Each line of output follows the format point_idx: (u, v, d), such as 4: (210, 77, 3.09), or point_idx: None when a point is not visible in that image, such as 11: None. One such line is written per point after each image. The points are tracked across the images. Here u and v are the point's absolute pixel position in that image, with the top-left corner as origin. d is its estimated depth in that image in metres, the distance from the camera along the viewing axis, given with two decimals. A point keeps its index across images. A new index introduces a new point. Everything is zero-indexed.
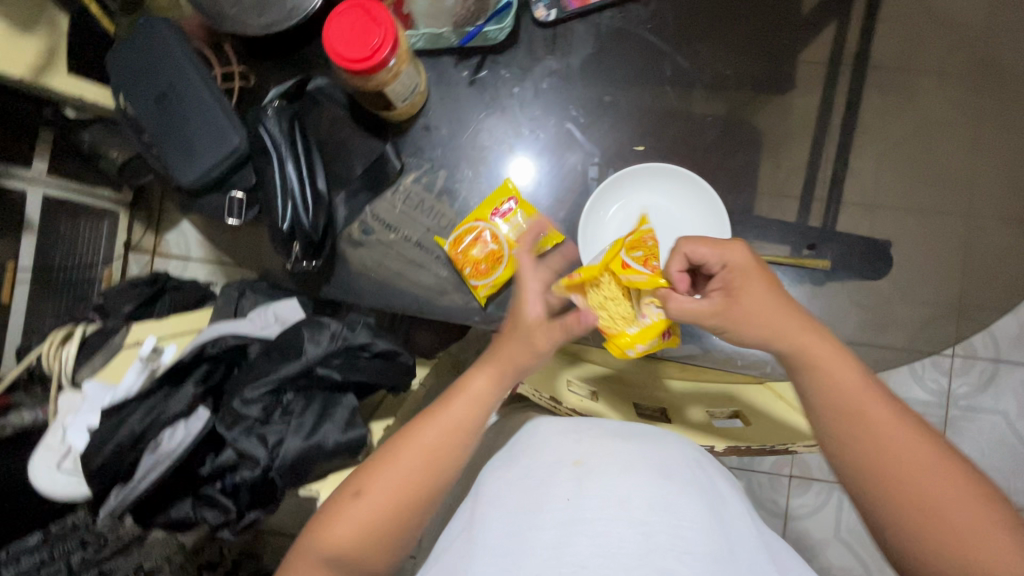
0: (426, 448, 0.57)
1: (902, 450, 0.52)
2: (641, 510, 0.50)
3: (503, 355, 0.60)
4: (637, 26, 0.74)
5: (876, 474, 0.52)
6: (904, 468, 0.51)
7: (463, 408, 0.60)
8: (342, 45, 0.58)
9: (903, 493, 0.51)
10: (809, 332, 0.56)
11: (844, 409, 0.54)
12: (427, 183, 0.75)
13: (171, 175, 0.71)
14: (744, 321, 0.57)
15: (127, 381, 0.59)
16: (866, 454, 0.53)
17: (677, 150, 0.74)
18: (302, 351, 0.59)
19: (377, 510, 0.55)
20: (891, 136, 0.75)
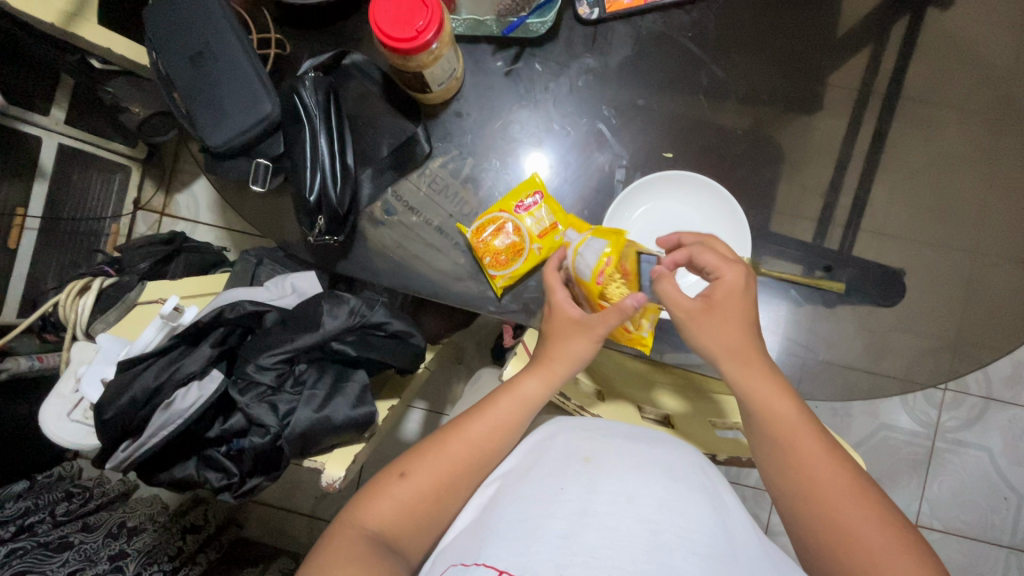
0: (473, 441, 0.61)
1: (830, 480, 0.53)
2: (650, 509, 0.50)
3: (547, 356, 0.63)
4: (678, 33, 0.74)
5: (801, 502, 0.54)
6: (829, 497, 0.53)
7: (511, 405, 0.63)
8: (387, 23, 0.58)
9: (830, 523, 0.52)
10: (754, 357, 0.58)
11: (781, 438, 0.56)
12: (453, 169, 0.75)
13: (199, 136, 0.70)
14: (705, 330, 0.59)
15: (145, 335, 0.58)
16: (802, 484, 0.54)
17: (704, 160, 0.75)
18: (319, 324, 0.59)
19: (420, 493, 0.59)
20: (914, 167, 0.76)
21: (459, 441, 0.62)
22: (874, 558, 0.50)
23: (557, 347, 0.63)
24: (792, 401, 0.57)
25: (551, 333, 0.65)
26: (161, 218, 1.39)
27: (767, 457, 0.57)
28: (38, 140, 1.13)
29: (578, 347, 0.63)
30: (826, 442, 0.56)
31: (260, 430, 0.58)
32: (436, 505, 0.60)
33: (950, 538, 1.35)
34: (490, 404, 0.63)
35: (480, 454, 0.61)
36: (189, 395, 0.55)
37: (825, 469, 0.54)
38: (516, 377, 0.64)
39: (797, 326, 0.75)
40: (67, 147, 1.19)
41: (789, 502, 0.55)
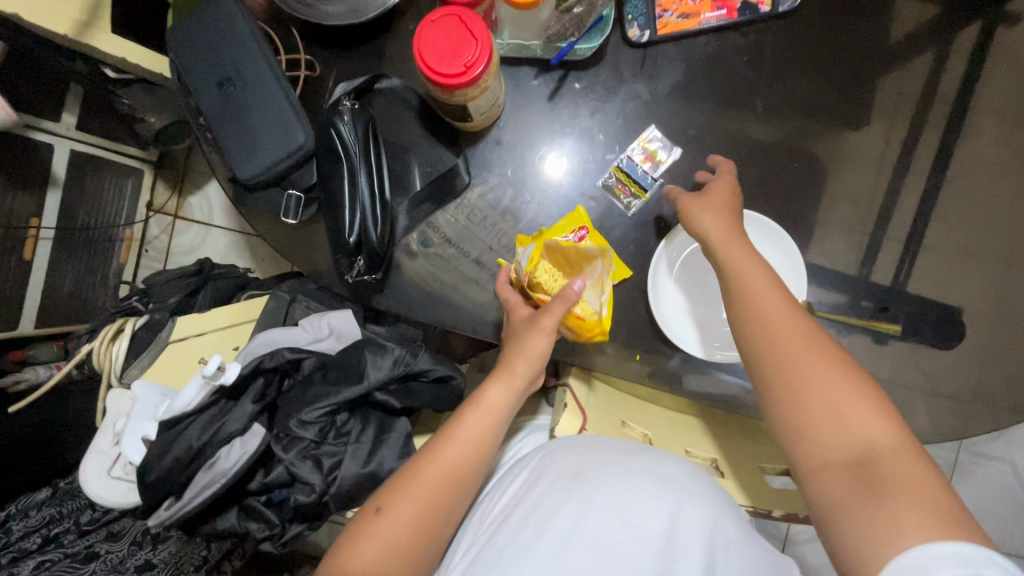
0: (449, 463, 0.55)
1: (817, 371, 0.53)
2: (639, 517, 0.52)
3: (507, 364, 0.60)
4: (732, 56, 0.70)
5: (787, 392, 0.53)
6: (801, 371, 0.53)
7: (478, 420, 0.58)
8: (433, 58, 0.54)
9: (798, 392, 0.53)
10: (733, 236, 0.60)
11: (748, 307, 0.58)
12: (492, 199, 0.72)
13: (228, 167, 0.67)
14: (708, 207, 0.62)
15: (188, 394, 0.54)
16: (778, 357, 0.55)
17: (756, 193, 0.71)
18: (364, 375, 0.57)
19: (404, 529, 0.52)
20: (976, 198, 0.72)
21: (433, 466, 0.55)
22: (851, 424, 0.50)
23: (514, 350, 0.60)
24: (771, 289, 0.58)
25: (512, 335, 0.62)
26: (175, 221, 1.36)
27: (750, 346, 0.57)
28: (50, 147, 1.10)
29: (534, 348, 0.60)
30: (810, 332, 0.55)
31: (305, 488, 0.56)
32: (422, 537, 0.53)
33: None
34: (458, 422, 0.57)
35: (460, 476, 0.56)
36: (233, 454, 0.54)
37: (800, 342, 0.55)
38: (479, 390, 0.60)
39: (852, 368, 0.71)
40: (80, 153, 1.16)
41: (773, 392, 0.54)
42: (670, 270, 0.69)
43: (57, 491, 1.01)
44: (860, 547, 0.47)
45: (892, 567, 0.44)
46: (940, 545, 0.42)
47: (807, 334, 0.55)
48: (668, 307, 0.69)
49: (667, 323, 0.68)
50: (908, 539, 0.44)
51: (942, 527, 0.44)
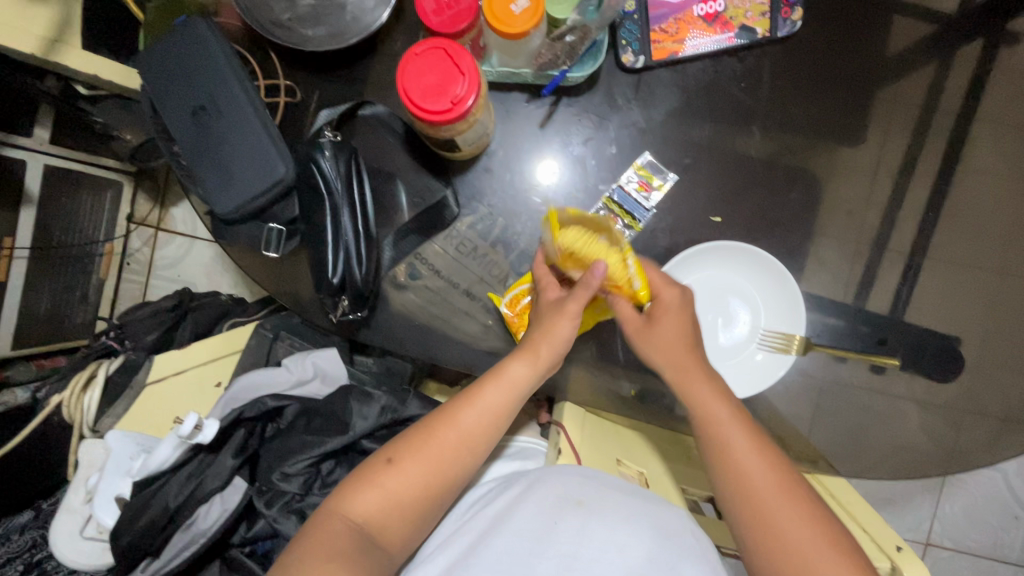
0: (467, 431, 0.53)
1: (797, 535, 0.49)
2: (639, 561, 0.49)
3: (534, 339, 0.56)
4: (730, 82, 0.67)
5: (764, 557, 0.50)
6: (772, 517, 0.50)
7: (499, 395, 0.54)
8: (418, 94, 0.51)
9: (766, 535, 0.50)
10: (700, 366, 0.56)
11: (718, 445, 0.54)
12: (482, 230, 0.69)
13: (205, 200, 0.64)
14: (661, 347, 0.57)
15: (161, 453, 0.51)
16: (748, 497, 0.51)
17: (755, 222, 0.69)
18: (349, 424, 0.55)
19: (412, 482, 0.50)
20: (976, 227, 0.71)
21: (450, 429, 0.53)
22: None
23: (546, 321, 0.57)
24: (742, 431, 0.54)
25: (548, 304, 0.58)
26: (156, 234, 1.32)
27: (724, 492, 0.53)
28: (22, 163, 1.05)
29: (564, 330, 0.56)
30: (786, 477, 0.52)
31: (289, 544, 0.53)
32: (430, 499, 0.51)
33: (960, 557, 1.34)
34: (478, 389, 0.54)
35: (472, 443, 0.53)
36: (212, 512, 0.53)
37: (768, 480, 0.52)
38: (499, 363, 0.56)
39: (850, 402, 0.70)
40: (54, 168, 1.11)
41: (752, 550, 0.51)
42: None
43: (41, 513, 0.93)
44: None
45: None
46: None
47: (784, 482, 0.52)
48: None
49: None
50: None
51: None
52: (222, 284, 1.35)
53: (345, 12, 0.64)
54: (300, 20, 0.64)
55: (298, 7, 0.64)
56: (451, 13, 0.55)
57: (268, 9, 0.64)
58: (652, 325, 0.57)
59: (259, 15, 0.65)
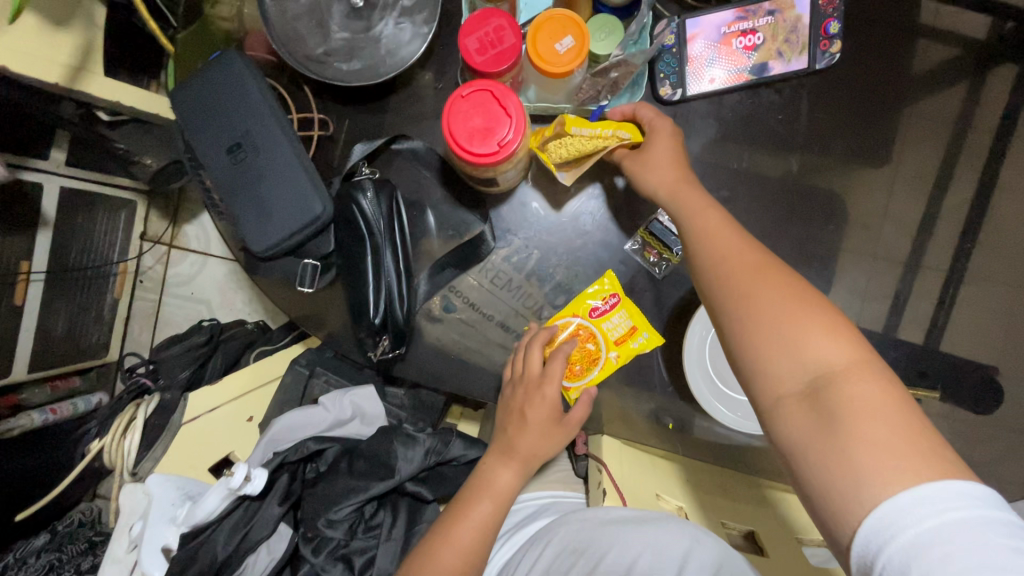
0: (466, 549, 0.52)
1: (777, 305, 0.46)
2: None
3: (524, 445, 0.58)
4: (767, 113, 0.67)
5: (740, 314, 0.48)
6: (761, 308, 0.47)
7: (488, 505, 0.55)
8: (465, 137, 0.51)
9: (752, 315, 0.47)
10: (682, 181, 0.57)
11: (704, 248, 0.52)
12: (517, 262, 0.69)
13: (240, 236, 0.63)
14: (648, 167, 0.58)
15: (208, 502, 0.48)
16: (730, 290, 0.49)
17: (791, 253, 0.69)
18: (394, 469, 0.55)
19: None
20: (1012, 256, 0.70)
21: (448, 549, 0.51)
22: (802, 345, 0.44)
23: (532, 440, 0.58)
24: (739, 241, 0.52)
25: (532, 427, 0.58)
26: (171, 252, 1.32)
27: (707, 280, 0.52)
28: (39, 186, 1.04)
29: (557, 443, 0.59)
30: (765, 263, 0.50)
31: None
32: None
33: None
34: (467, 506, 0.54)
35: (476, 561, 0.52)
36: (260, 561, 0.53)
37: (748, 262, 0.50)
38: (487, 472, 0.57)
39: None
40: (70, 189, 1.11)
41: (733, 325, 0.48)
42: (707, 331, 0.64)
43: (56, 535, 0.90)
44: (828, 472, 0.40)
45: (880, 509, 0.36)
46: (936, 485, 0.35)
47: (760, 266, 0.50)
48: (713, 386, 0.64)
49: (712, 403, 0.63)
50: (896, 481, 0.37)
51: (914, 459, 0.37)
52: (237, 302, 1.33)
53: (380, 46, 0.64)
54: (334, 53, 0.64)
55: (332, 41, 0.64)
56: (494, 52, 0.54)
57: (302, 42, 0.63)
58: (645, 149, 0.59)
59: (290, 48, 0.63)
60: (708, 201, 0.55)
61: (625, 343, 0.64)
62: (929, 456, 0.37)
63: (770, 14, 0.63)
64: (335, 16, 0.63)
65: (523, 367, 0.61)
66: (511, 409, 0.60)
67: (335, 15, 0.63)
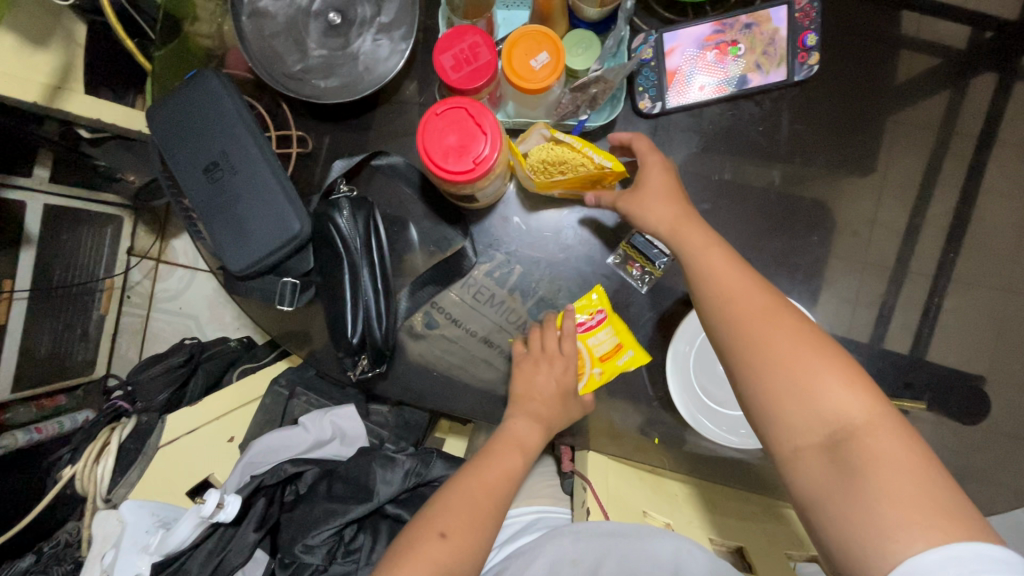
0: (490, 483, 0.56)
1: (790, 353, 0.45)
2: None
3: (540, 406, 0.62)
4: (747, 125, 0.67)
5: (754, 364, 0.46)
6: (776, 355, 0.46)
7: (507, 452, 0.59)
8: (440, 155, 0.51)
9: (766, 362, 0.46)
10: (682, 216, 0.55)
11: (711, 288, 0.50)
12: (499, 277, 0.68)
13: (217, 256, 0.62)
14: (646, 200, 0.56)
15: (180, 531, 0.48)
16: (742, 335, 0.48)
17: (775, 265, 0.68)
18: (373, 491, 0.54)
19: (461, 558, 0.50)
20: (995, 264, 0.70)
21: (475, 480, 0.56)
22: (819, 395, 0.43)
23: (544, 397, 0.62)
24: (747, 281, 0.50)
25: (541, 388, 0.62)
26: (158, 267, 1.30)
27: (715, 324, 0.50)
28: (22, 204, 1.04)
29: (564, 409, 0.62)
30: (775, 305, 0.48)
31: None
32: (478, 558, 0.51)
33: None
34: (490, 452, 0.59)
35: (498, 495, 0.55)
36: None
37: (759, 306, 0.48)
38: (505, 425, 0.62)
39: None
40: (56, 208, 1.10)
41: (745, 370, 0.47)
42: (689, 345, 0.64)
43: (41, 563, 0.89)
44: (845, 522, 0.40)
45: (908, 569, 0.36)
46: (964, 544, 0.35)
47: (771, 310, 0.48)
48: (697, 400, 0.63)
49: (697, 418, 0.62)
50: (919, 538, 0.36)
51: (938, 517, 0.37)
52: (226, 317, 1.32)
53: (358, 63, 0.63)
54: (312, 71, 0.63)
55: (309, 58, 0.63)
56: (470, 68, 0.54)
57: (280, 60, 0.63)
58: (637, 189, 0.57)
59: (267, 66, 0.63)
60: (709, 236, 0.54)
61: (609, 360, 0.62)
62: (952, 514, 0.37)
63: (747, 27, 0.63)
64: (312, 34, 0.63)
65: (540, 342, 0.64)
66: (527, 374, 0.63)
67: (312, 33, 0.63)
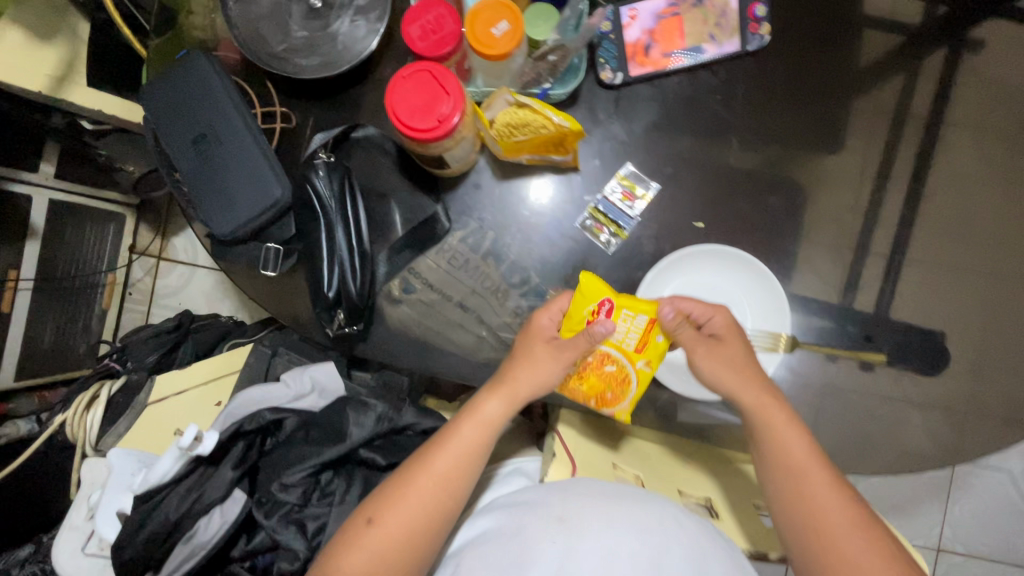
0: (440, 472, 0.53)
1: (826, 509, 0.53)
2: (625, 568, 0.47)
3: (513, 377, 0.58)
4: (706, 94, 0.70)
5: (815, 543, 0.53)
6: (837, 540, 0.52)
7: (472, 430, 0.56)
8: (407, 114, 0.54)
9: (827, 548, 0.52)
10: (766, 403, 0.58)
11: (790, 467, 0.55)
12: (473, 243, 0.71)
13: (204, 222, 0.66)
14: (721, 367, 0.59)
15: (161, 465, 0.51)
16: (810, 514, 0.53)
17: (737, 226, 0.71)
18: (347, 434, 0.57)
19: (393, 539, 0.50)
20: (954, 224, 0.73)
21: (425, 474, 0.53)
22: None
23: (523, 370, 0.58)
24: (821, 469, 0.55)
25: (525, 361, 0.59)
26: (159, 264, 1.33)
27: (772, 482, 0.56)
28: (28, 199, 1.08)
29: (544, 374, 0.58)
30: (849, 495, 0.54)
31: (289, 554, 0.53)
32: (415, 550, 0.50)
33: (972, 561, 1.33)
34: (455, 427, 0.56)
35: (450, 487, 0.53)
36: (213, 524, 0.53)
37: (832, 505, 0.53)
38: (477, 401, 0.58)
39: (842, 399, 0.71)
40: (59, 202, 1.15)
41: (802, 549, 0.53)
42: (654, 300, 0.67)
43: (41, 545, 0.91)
44: None
45: None
46: None
47: (838, 490, 0.54)
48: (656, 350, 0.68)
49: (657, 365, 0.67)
50: None
51: None
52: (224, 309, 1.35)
53: (337, 42, 0.68)
54: (294, 50, 0.68)
55: (292, 39, 0.68)
56: (436, 37, 0.58)
57: (263, 41, 0.68)
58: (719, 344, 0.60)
59: (253, 46, 0.68)
60: (790, 423, 0.58)
61: (648, 344, 0.58)
62: None
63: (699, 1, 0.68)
64: (294, 16, 0.68)
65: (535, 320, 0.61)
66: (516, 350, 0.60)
67: (294, 15, 0.68)
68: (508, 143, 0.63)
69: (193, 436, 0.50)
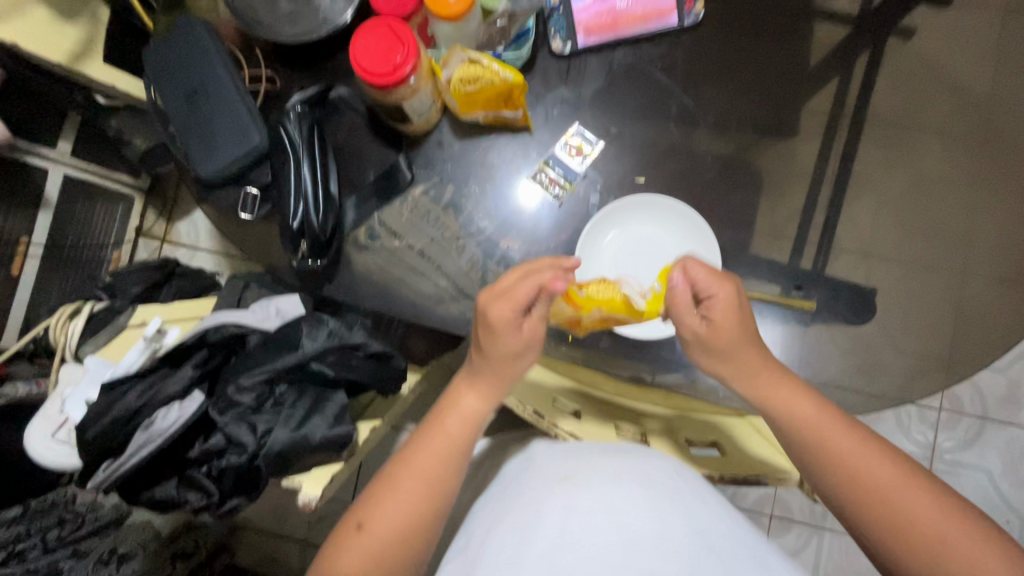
0: (422, 471, 0.56)
1: (801, 413, 0.55)
2: (627, 517, 0.53)
3: (487, 373, 0.59)
4: (648, 64, 0.77)
5: (828, 474, 0.53)
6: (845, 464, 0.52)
7: (454, 429, 0.59)
8: (367, 60, 0.62)
9: (842, 477, 0.52)
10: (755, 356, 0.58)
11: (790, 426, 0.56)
12: (434, 195, 0.78)
13: (190, 165, 0.74)
14: (707, 341, 0.57)
15: (129, 357, 0.65)
16: (815, 451, 0.54)
17: (676, 184, 0.77)
18: (298, 345, 0.62)
19: (388, 537, 0.54)
20: (884, 189, 0.78)
21: (408, 473, 0.56)
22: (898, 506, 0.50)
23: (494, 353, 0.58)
24: (810, 403, 0.56)
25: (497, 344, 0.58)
26: (161, 246, 1.38)
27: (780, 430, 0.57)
28: (43, 171, 1.14)
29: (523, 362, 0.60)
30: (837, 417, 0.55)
31: (238, 449, 0.60)
32: (408, 543, 0.54)
33: None
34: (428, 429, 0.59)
35: (435, 486, 0.56)
36: (169, 415, 0.60)
37: (836, 435, 0.54)
38: (452, 397, 0.61)
39: (773, 346, 0.76)
40: (72, 179, 1.20)
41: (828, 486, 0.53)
42: (599, 245, 0.74)
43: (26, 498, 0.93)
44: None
45: None
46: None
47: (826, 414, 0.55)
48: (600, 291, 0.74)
49: None
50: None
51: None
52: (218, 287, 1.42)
53: (318, 13, 0.76)
54: (279, 19, 0.76)
55: (277, 11, 0.76)
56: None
57: (252, 10, 0.76)
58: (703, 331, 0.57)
59: (244, 15, 0.76)
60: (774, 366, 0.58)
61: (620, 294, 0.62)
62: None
63: None
64: None
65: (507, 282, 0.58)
66: (488, 324, 0.57)
67: None
68: (461, 96, 0.69)
69: (156, 329, 0.66)
